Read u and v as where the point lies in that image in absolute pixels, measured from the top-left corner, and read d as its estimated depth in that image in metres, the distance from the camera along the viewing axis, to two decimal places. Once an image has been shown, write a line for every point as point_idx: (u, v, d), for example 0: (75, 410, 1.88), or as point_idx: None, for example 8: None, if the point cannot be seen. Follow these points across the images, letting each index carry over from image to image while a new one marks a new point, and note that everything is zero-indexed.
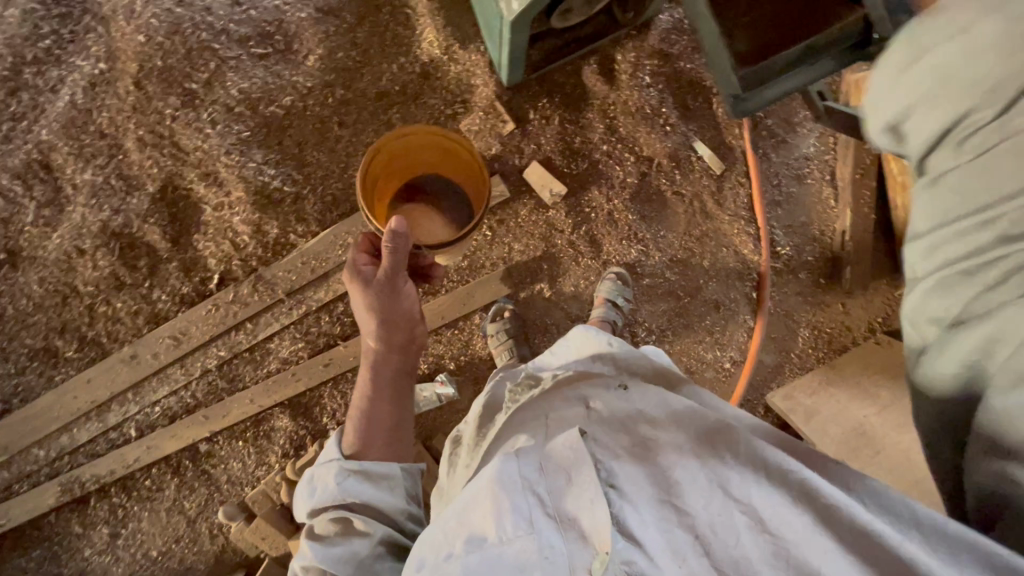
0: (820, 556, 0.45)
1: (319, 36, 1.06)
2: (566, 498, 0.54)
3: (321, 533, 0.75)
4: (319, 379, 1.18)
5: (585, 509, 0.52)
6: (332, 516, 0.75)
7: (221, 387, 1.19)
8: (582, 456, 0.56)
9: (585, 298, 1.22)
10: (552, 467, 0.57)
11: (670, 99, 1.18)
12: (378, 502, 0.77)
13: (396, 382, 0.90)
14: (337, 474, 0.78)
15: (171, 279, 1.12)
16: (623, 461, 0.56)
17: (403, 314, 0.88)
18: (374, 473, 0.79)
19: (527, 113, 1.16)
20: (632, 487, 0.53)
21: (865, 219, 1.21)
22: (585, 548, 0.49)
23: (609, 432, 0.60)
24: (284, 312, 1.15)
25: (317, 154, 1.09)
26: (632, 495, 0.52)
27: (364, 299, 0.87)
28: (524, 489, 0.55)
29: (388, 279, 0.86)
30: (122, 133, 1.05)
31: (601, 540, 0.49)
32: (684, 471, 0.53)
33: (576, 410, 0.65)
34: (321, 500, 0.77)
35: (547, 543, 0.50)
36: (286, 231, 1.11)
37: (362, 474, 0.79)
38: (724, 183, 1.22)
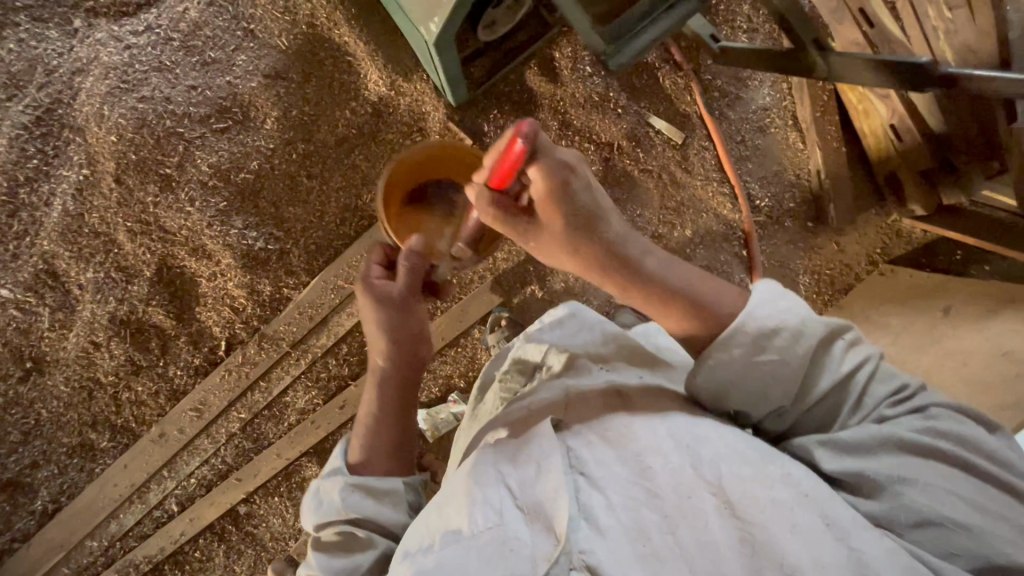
0: (785, 534, 0.48)
1: (271, 99, 1.11)
2: (533, 494, 0.57)
3: (325, 544, 0.75)
4: (338, 421, 1.22)
5: (550, 499, 0.56)
6: (337, 529, 0.75)
7: (248, 447, 1.23)
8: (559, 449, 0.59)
9: (576, 290, 1.24)
10: (522, 456, 0.61)
11: (615, 82, 1.20)
12: (382, 518, 0.76)
13: (400, 401, 0.86)
14: (343, 488, 0.78)
15: (183, 353, 1.18)
16: (596, 449, 0.59)
17: (409, 331, 0.85)
18: (378, 489, 0.78)
19: (481, 127, 1.19)
20: (606, 477, 0.56)
21: (837, 154, 1.19)
22: (548, 538, 0.53)
23: (582, 421, 0.64)
24: (293, 363, 1.20)
25: (293, 209, 1.14)
26: (603, 481, 0.56)
27: (372, 313, 0.84)
28: (497, 481, 0.59)
29: (404, 296, 0.84)
30: (113, 228, 1.12)
31: (561, 531, 0.53)
32: (660, 458, 0.56)
33: (555, 401, 0.68)
34: (326, 514, 0.77)
35: (514, 536, 0.54)
36: (279, 286, 1.17)
37: (366, 489, 0.78)
38: (687, 151, 1.23)
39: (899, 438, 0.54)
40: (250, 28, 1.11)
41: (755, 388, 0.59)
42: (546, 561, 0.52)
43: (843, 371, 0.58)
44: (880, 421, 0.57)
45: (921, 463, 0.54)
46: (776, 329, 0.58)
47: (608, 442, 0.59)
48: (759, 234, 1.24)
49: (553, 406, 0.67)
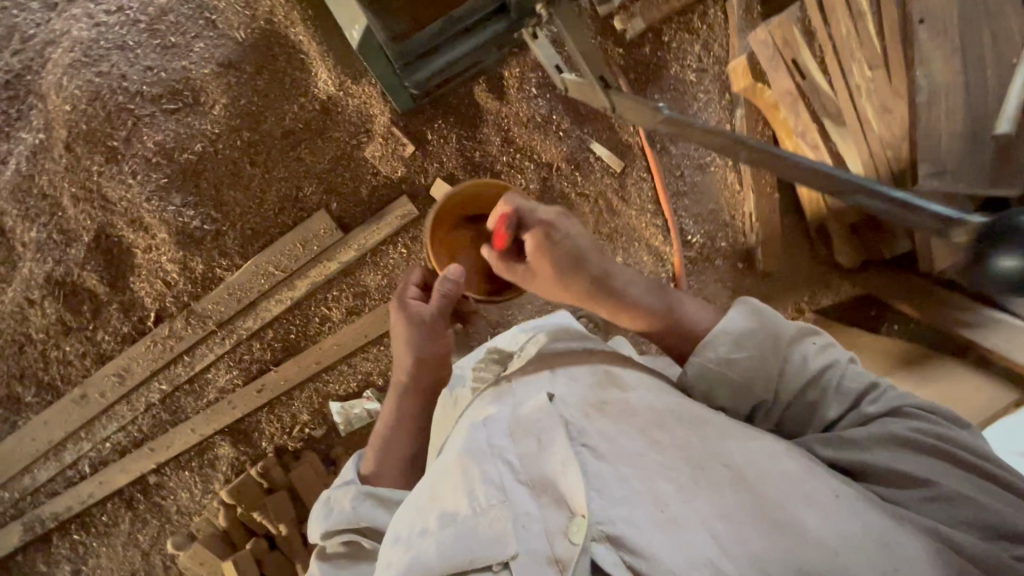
0: (789, 510, 0.53)
1: (222, 87, 1.16)
2: (537, 469, 0.59)
3: (331, 555, 0.74)
4: (254, 405, 1.24)
5: (559, 473, 0.58)
6: (344, 539, 0.74)
7: (165, 419, 1.25)
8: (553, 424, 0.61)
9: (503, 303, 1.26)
10: (522, 433, 0.62)
11: (560, 106, 1.23)
12: None
13: (422, 415, 0.88)
14: (354, 497, 0.76)
15: (113, 320, 1.22)
16: (594, 420, 0.61)
17: (434, 353, 0.85)
18: (390, 498, 0.78)
19: (425, 135, 1.22)
20: (606, 446, 0.58)
21: (770, 199, 1.20)
22: (561, 512, 0.56)
23: (582, 394, 0.64)
24: (217, 343, 1.23)
25: (233, 193, 1.19)
26: (604, 451, 0.58)
27: (404, 333, 0.85)
28: (494, 457, 0.61)
29: (433, 320, 0.84)
30: (60, 192, 1.17)
31: (578, 505, 0.55)
32: (659, 432, 0.59)
33: (543, 374, 0.68)
34: (335, 523, 0.75)
35: (524, 513, 0.57)
36: (212, 266, 1.21)
37: (377, 498, 0.77)
38: (626, 180, 1.25)
39: (887, 433, 0.58)
40: (211, 18, 1.16)
41: (736, 386, 0.65)
42: (564, 535, 0.55)
43: (813, 368, 0.64)
44: (863, 420, 0.61)
45: (919, 455, 0.57)
46: (747, 330, 0.66)
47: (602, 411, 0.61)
48: (689, 270, 1.25)
49: (538, 378, 0.68)
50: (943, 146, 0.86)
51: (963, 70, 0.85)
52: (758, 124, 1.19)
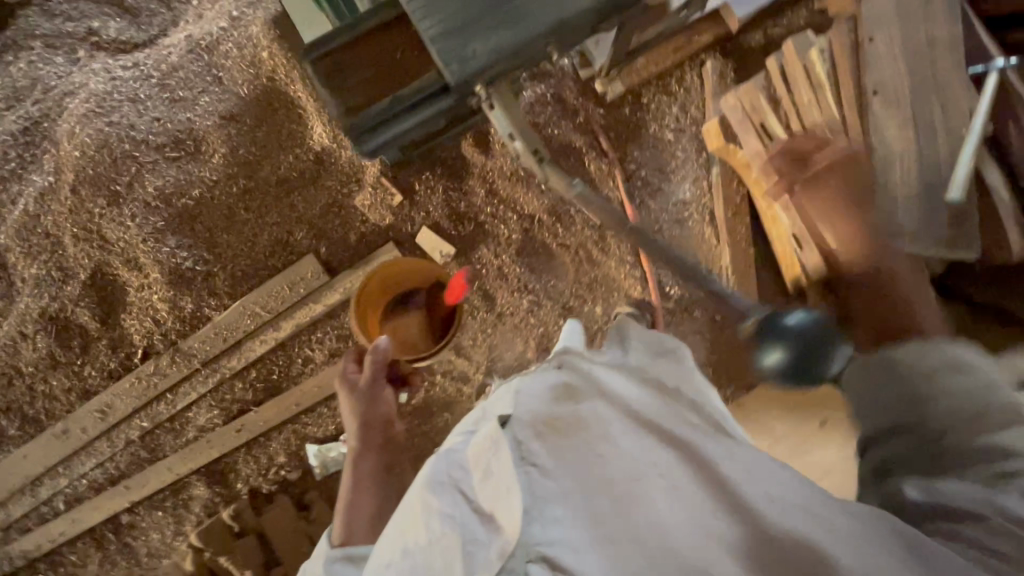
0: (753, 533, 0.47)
1: (222, 137, 1.23)
2: (486, 496, 0.52)
3: None
4: (232, 445, 1.24)
5: (503, 496, 0.51)
6: None
7: (143, 456, 1.26)
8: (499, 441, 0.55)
9: (483, 349, 1.28)
10: (482, 448, 0.57)
11: (542, 160, 1.28)
12: None
13: (377, 473, 0.92)
14: (325, 563, 0.73)
15: (101, 356, 1.25)
16: (552, 435, 0.54)
17: (379, 415, 0.97)
18: (363, 555, 0.74)
19: (413, 185, 1.27)
20: (555, 459, 0.52)
21: (745, 254, 1.22)
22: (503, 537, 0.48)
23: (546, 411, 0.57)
24: (201, 381, 1.25)
25: (226, 236, 1.24)
26: (556, 467, 0.51)
27: (349, 404, 0.98)
28: (450, 486, 0.56)
29: (370, 385, 0.98)
30: (62, 232, 1.23)
31: (518, 527, 0.48)
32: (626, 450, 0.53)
33: (508, 394, 0.65)
34: None
35: (472, 538, 0.50)
36: (201, 305, 1.24)
37: (349, 558, 0.73)
38: (605, 232, 1.29)
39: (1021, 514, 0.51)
40: (218, 75, 1.25)
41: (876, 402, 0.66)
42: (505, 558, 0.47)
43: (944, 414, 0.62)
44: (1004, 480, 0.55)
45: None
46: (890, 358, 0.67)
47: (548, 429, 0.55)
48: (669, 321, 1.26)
49: (505, 398, 0.64)
50: (902, 211, 0.90)
51: (913, 140, 0.92)
52: (733, 182, 1.23)
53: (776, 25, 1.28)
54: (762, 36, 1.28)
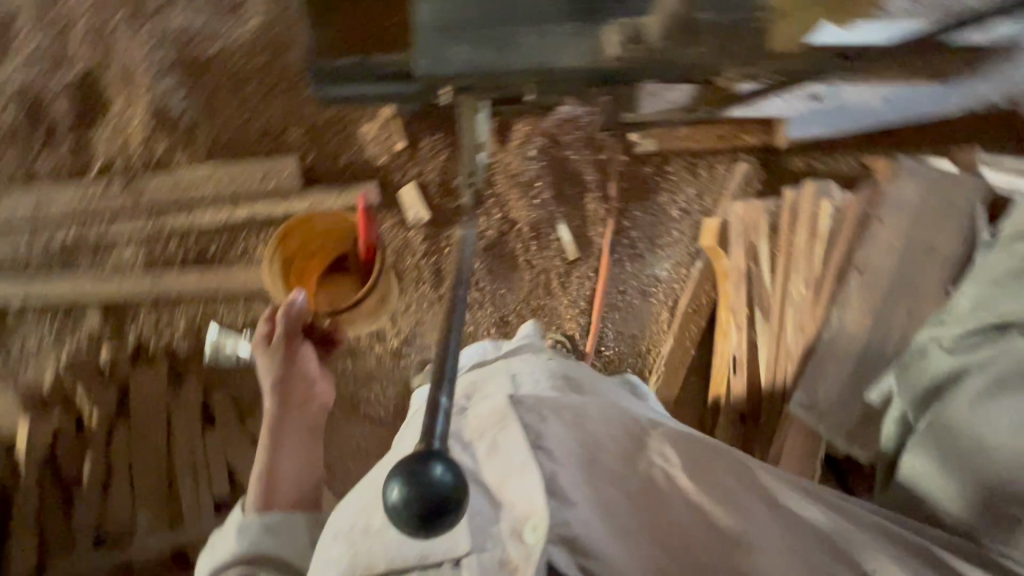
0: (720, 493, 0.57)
1: (264, 9, 1.21)
2: (493, 472, 0.57)
3: None
4: (140, 293, 1.23)
5: (513, 475, 0.55)
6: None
7: (54, 263, 1.24)
8: (510, 423, 0.59)
9: (411, 319, 1.28)
10: (485, 426, 0.61)
11: (548, 176, 1.28)
12: (279, 551, 0.76)
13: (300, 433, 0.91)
14: (240, 532, 0.78)
15: (59, 152, 1.23)
16: (552, 426, 0.59)
17: (302, 375, 0.91)
18: (280, 522, 0.79)
19: (420, 140, 1.26)
20: (560, 449, 0.57)
21: (685, 352, 1.22)
22: (516, 515, 0.53)
23: (540, 404, 0.62)
24: (140, 221, 1.24)
25: (226, 101, 1.22)
26: (559, 455, 0.56)
27: (266, 364, 0.89)
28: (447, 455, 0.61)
29: (288, 344, 0.89)
30: (76, 21, 1.20)
31: (533, 505, 0.52)
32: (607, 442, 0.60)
33: (501, 379, 0.71)
34: (223, 562, 0.75)
35: (476, 514, 0.54)
36: (172, 152, 1.23)
37: (265, 525, 0.78)
38: (573, 269, 1.29)
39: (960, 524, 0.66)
40: None
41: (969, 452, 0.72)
42: (520, 535, 0.52)
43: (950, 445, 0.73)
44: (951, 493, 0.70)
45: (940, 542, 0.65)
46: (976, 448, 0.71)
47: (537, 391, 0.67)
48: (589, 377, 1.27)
49: (498, 381, 0.71)
50: (822, 387, 0.93)
51: (868, 328, 0.93)
52: (706, 282, 1.23)
53: (820, 162, 1.29)
54: (803, 165, 1.29)
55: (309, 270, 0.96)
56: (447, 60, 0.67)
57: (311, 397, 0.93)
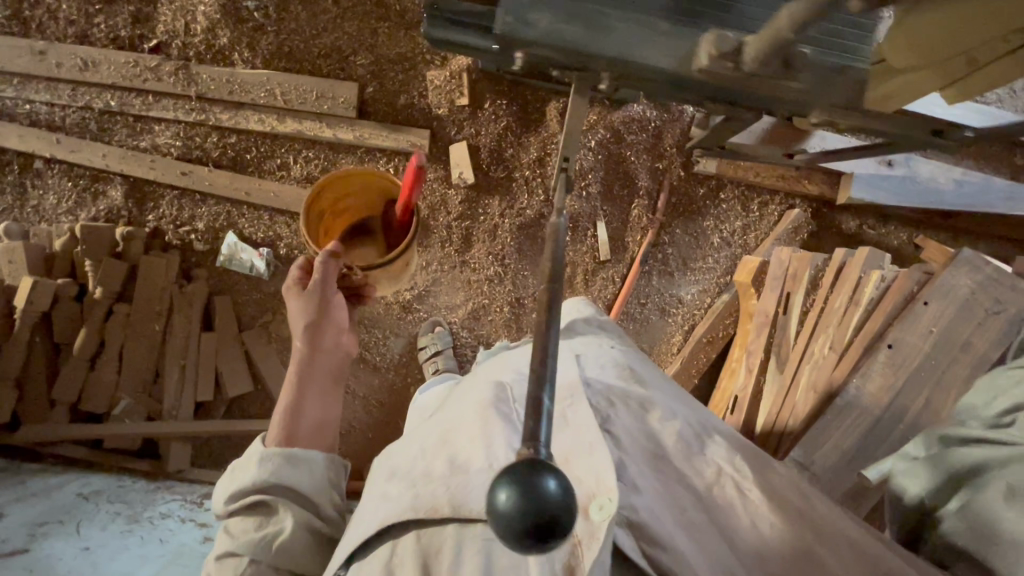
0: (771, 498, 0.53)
1: None
2: (559, 443, 0.53)
3: (236, 524, 0.67)
4: (168, 181, 1.20)
5: (583, 449, 0.52)
6: (250, 501, 0.67)
7: (90, 129, 1.22)
8: (580, 399, 0.58)
9: (429, 277, 1.27)
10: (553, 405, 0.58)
11: (601, 170, 1.24)
12: (297, 486, 0.68)
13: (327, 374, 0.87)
14: (260, 455, 0.70)
15: (119, 18, 1.19)
16: (621, 415, 0.58)
17: (334, 320, 0.88)
18: (302, 456, 0.71)
19: (483, 102, 1.22)
20: (629, 438, 0.55)
21: (688, 379, 1.21)
22: (581, 487, 0.49)
23: (609, 393, 0.61)
24: (184, 109, 1.20)
25: (299, 10, 1.18)
26: (625, 441, 0.55)
27: (298, 302, 0.86)
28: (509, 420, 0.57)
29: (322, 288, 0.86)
30: None
31: (605, 482, 0.48)
32: (669, 438, 0.57)
33: (565, 356, 0.67)
34: (240, 487, 0.68)
35: None
36: (233, 48, 1.19)
37: (286, 454, 0.70)
38: (600, 269, 1.27)
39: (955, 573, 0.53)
40: None
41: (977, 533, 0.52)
42: (584, 509, 0.47)
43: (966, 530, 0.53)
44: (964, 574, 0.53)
45: None
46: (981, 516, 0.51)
47: (604, 375, 0.64)
48: None
49: (561, 357, 0.67)
50: (820, 452, 0.90)
51: (884, 407, 0.90)
52: (728, 318, 1.22)
53: (873, 228, 1.28)
54: (855, 227, 1.27)
55: (337, 224, 0.98)
56: (530, 24, 0.62)
57: (339, 345, 0.90)
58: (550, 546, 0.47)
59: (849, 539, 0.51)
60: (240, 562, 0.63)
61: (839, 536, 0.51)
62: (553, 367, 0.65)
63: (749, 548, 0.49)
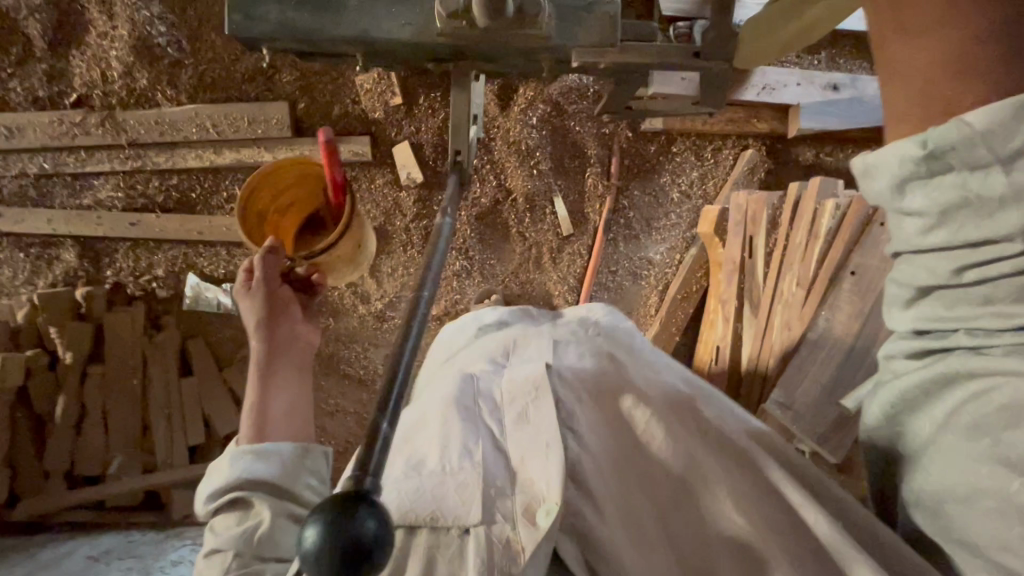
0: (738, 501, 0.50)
1: None
2: (516, 441, 0.52)
3: (217, 526, 0.60)
4: (118, 234, 1.19)
5: (538, 450, 0.50)
6: (226, 501, 0.60)
7: (30, 195, 1.20)
8: (545, 392, 0.55)
9: (396, 283, 1.25)
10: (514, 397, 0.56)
11: (549, 146, 1.22)
12: (268, 478, 0.61)
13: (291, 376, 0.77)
14: (229, 454, 0.63)
15: (34, 77, 1.16)
16: (586, 407, 0.55)
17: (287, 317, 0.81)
18: (270, 449, 0.63)
19: (417, 97, 1.19)
20: (592, 436, 0.53)
21: (669, 337, 1.21)
22: (530, 491, 0.48)
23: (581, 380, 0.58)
24: (119, 159, 1.18)
25: (212, 36, 1.14)
26: (587, 440, 0.53)
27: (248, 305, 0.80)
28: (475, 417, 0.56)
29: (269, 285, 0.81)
30: None
31: (552, 487, 0.47)
32: (636, 432, 0.54)
33: (541, 346, 0.63)
34: (212, 488, 0.61)
35: (491, 483, 0.49)
36: (154, 88, 1.16)
37: (256, 449, 0.63)
38: (565, 245, 1.26)
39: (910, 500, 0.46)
40: None
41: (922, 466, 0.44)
42: (526, 515, 0.47)
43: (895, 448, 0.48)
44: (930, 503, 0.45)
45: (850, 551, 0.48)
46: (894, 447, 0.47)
47: (580, 361, 0.61)
48: None
49: (539, 347, 0.64)
50: (800, 388, 0.92)
51: (855, 335, 0.91)
52: (699, 270, 1.21)
53: (830, 154, 1.24)
54: (812, 157, 1.24)
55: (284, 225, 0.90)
56: (258, 18, 0.56)
57: (299, 339, 0.82)
58: (490, 551, 0.45)
59: (797, 528, 0.49)
60: (226, 557, 0.56)
61: (793, 530, 0.49)
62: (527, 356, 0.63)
63: (697, 552, 0.49)
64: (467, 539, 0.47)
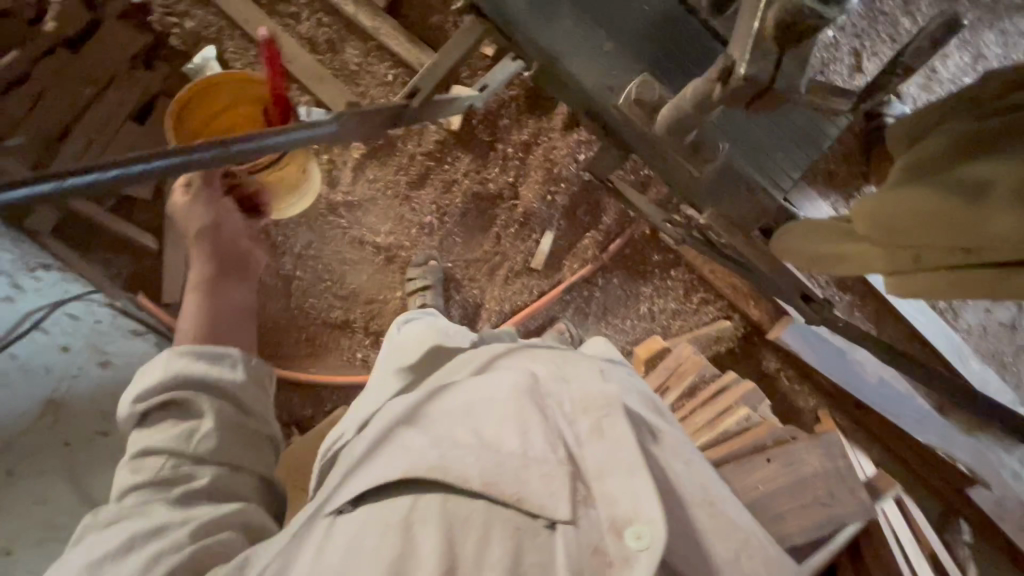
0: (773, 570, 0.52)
1: None
2: (597, 455, 0.51)
3: (155, 427, 0.56)
4: None
5: (621, 467, 0.50)
6: (166, 401, 0.56)
7: None
8: (620, 411, 0.54)
9: (368, 192, 1.22)
10: (592, 404, 0.55)
11: (578, 188, 1.20)
12: (215, 382, 0.59)
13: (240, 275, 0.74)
14: (165, 357, 0.58)
15: None
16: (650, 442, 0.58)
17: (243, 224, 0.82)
18: (213, 355, 0.60)
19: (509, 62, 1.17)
20: (665, 464, 0.56)
21: None
22: (626, 505, 0.47)
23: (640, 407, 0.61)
24: None
25: None
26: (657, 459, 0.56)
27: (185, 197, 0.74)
28: (547, 417, 0.54)
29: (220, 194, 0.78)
30: None
31: (645, 508, 0.47)
32: (685, 474, 0.56)
33: (595, 368, 0.62)
34: (147, 391, 0.57)
35: (580, 495, 0.49)
36: None
37: (200, 354, 0.59)
38: (525, 274, 1.24)
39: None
40: None
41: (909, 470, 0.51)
42: (623, 531, 0.46)
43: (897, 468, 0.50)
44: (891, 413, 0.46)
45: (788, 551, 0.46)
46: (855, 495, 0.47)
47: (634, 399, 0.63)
48: None
49: (591, 366, 0.62)
50: None
51: None
52: None
53: (789, 379, 1.25)
54: (771, 368, 1.25)
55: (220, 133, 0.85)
56: None
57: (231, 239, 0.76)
58: (581, 550, 0.46)
59: None
60: (160, 463, 0.54)
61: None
62: (582, 370, 0.61)
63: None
64: (553, 534, 0.46)
